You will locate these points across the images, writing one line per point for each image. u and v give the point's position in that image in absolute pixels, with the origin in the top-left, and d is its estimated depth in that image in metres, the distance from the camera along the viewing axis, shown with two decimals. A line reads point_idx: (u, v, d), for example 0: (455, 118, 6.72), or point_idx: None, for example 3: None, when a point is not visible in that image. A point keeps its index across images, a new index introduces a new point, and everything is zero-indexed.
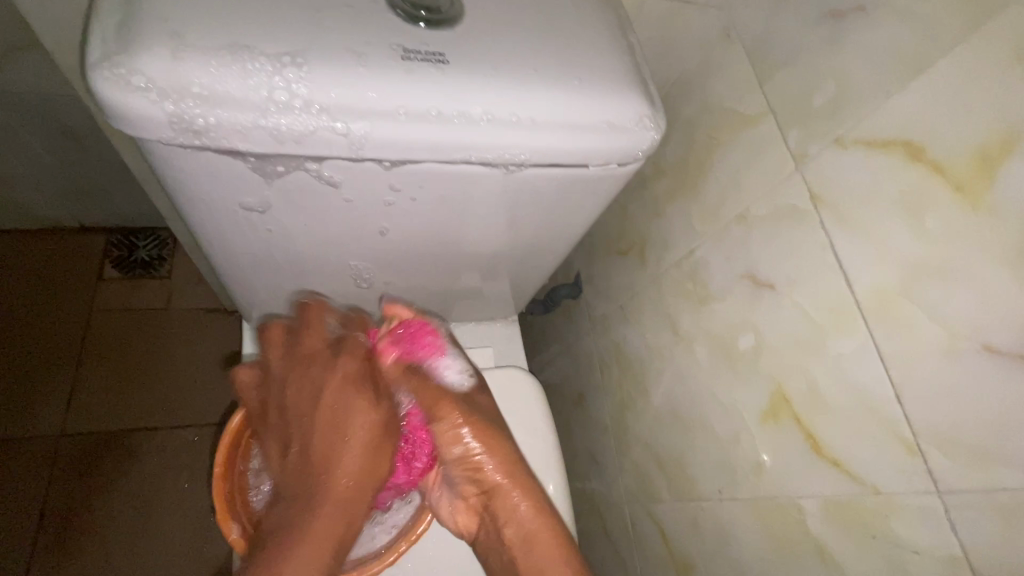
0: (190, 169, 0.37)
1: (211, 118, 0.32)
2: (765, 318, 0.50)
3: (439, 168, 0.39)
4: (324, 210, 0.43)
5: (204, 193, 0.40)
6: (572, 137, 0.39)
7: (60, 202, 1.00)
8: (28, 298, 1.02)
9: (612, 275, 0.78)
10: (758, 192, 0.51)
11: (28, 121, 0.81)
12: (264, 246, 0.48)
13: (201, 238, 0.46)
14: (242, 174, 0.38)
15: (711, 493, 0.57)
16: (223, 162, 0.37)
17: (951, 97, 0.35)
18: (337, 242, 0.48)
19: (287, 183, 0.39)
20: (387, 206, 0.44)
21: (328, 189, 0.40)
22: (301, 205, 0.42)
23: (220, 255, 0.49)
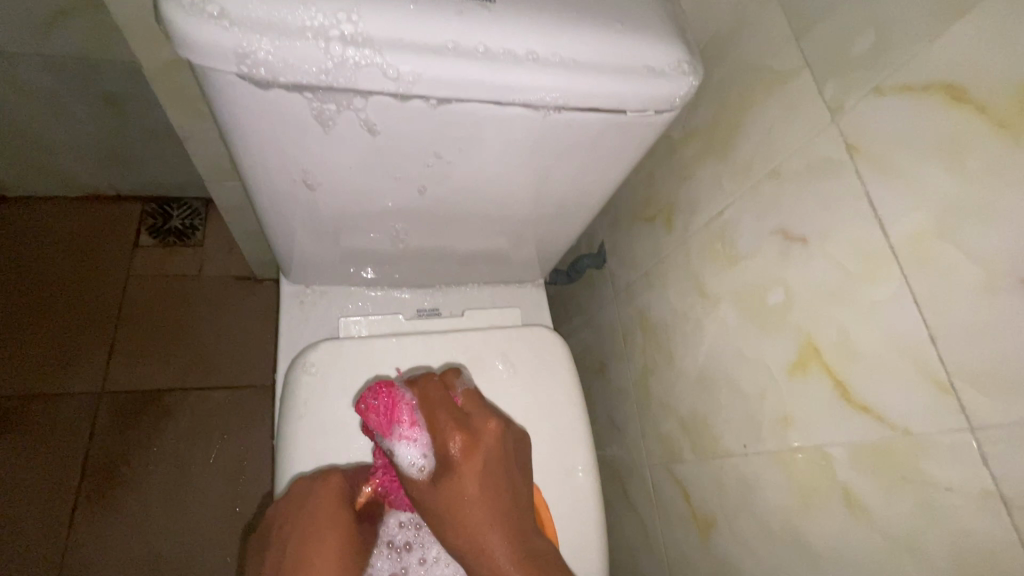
0: (245, 113, 0.38)
1: (273, 51, 0.33)
2: (796, 272, 0.51)
3: (481, 111, 0.40)
4: (367, 162, 0.44)
5: (256, 142, 0.41)
6: (610, 82, 0.40)
7: (100, 170, 1.03)
8: (70, 263, 1.06)
9: (636, 243, 0.79)
10: (790, 148, 0.52)
11: (72, 85, 0.84)
12: (308, 200, 0.49)
13: (247, 185, 0.48)
14: (295, 119, 0.39)
15: (734, 449, 0.58)
16: (277, 106, 0.38)
17: (997, 34, 0.35)
18: (376, 197, 0.50)
19: (336, 132, 0.41)
20: (430, 158, 0.45)
21: (371, 138, 0.41)
22: (347, 156, 0.43)
23: (264, 209, 0.51)
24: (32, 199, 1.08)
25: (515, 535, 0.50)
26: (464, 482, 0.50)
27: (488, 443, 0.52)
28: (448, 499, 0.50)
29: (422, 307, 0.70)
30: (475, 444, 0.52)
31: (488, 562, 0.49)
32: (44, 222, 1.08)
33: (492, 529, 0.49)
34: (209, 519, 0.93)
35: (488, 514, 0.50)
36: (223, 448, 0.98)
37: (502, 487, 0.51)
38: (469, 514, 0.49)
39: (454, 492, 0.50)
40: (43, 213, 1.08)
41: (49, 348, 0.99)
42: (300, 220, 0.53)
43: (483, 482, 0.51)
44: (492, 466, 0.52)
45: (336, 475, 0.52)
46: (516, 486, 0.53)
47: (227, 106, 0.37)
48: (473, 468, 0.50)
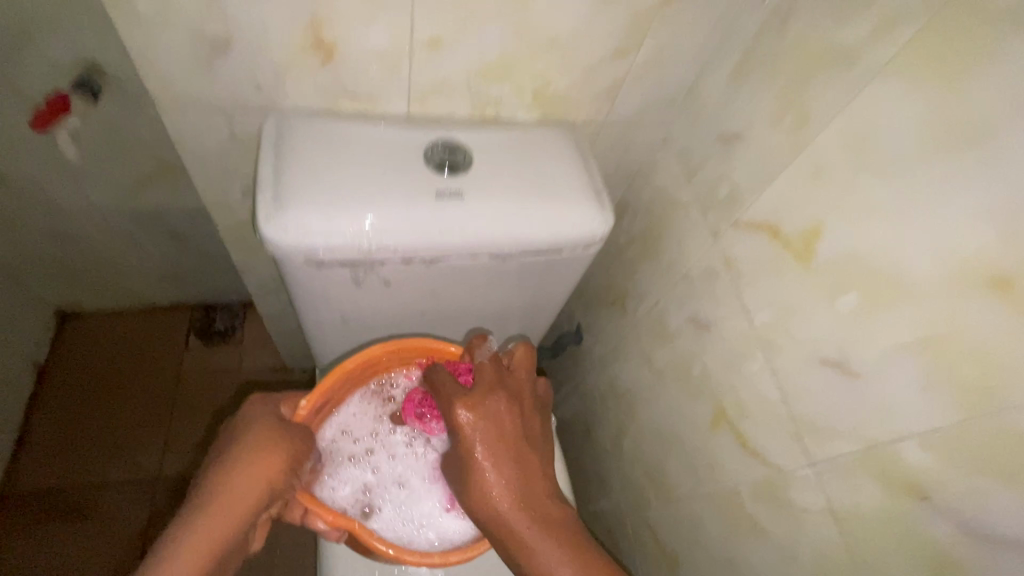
0: (306, 281, 0.57)
1: (328, 246, 0.53)
2: (706, 350, 0.67)
3: (459, 261, 0.59)
4: (386, 298, 0.64)
5: (312, 295, 0.60)
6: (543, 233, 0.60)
7: (160, 285, 1.24)
8: (130, 365, 1.25)
9: (604, 323, 0.96)
10: (694, 257, 0.70)
11: (149, 226, 1.06)
12: (344, 325, 0.68)
13: (300, 317, 0.67)
14: (339, 280, 0.58)
15: (684, 493, 0.72)
16: (328, 274, 0.57)
17: (790, 195, 0.53)
18: (391, 317, 0.69)
19: (365, 283, 0.60)
20: (430, 292, 0.64)
21: (385, 286, 0.61)
22: (372, 296, 0.63)
23: (311, 332, 0.69)
24: (100, 313, 1.28)
25: (521, 499, 0.52)
26: (469, 447, 0.53)
27: (484, 412, 0.54)
28: (467, 461, 0.53)
29: None
30: (475, 411, 0.54)
31: (504, 528, 0.51)
32: (109, 332, 1.27)
33: (498, 497, 0.52)
34: None
35: (493, 481, 0.52)
36: None
37: (502, 450, 0.53)
38: (477, 488, 0.53)
39: (466, 465, 0.54)
40: (108, 324, 1.28)
41: (114, 443, 1.16)
42: (335, 335, 0.71)
43: (482, 451, 0.53)
44: (488, 433, 0.54)
45: (256, 396, 0.56)
46: (523, 447, 0.55)
47: (293, 277, 0.57)
48: (481, 434, 0.53)
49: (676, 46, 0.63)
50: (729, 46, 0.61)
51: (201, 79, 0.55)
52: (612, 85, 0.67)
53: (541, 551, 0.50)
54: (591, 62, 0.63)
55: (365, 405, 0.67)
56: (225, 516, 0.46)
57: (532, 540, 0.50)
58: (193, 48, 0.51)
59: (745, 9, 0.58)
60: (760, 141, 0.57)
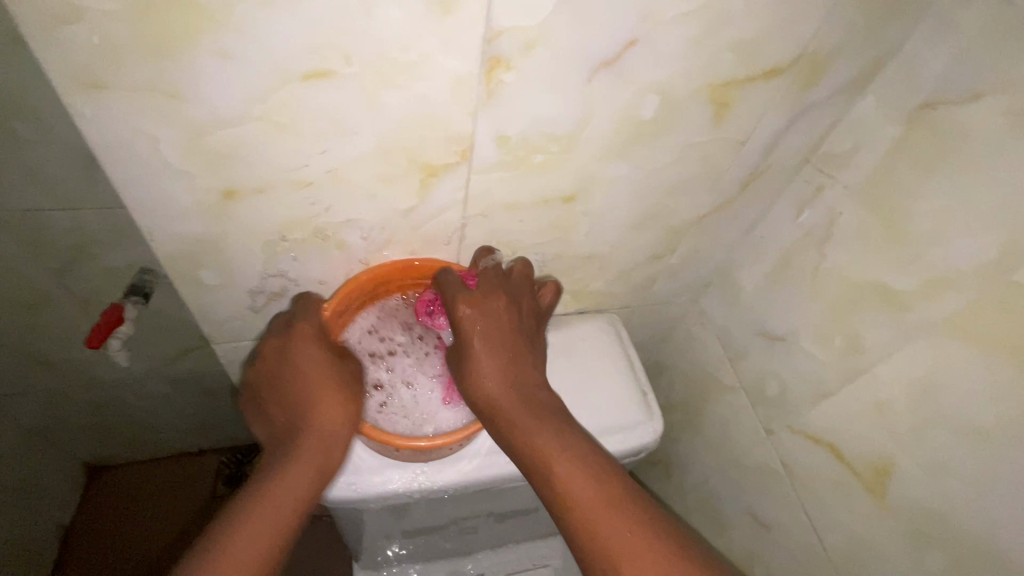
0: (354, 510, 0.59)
1: (378, 494, 0.55)
2: (770, 552, 0.64)
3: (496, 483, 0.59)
4: (429, 508, 0.66)
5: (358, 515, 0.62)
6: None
7: (190, 434, 1.23)
8: (161, 518, 1.24)
9: (646, 482, 0.93)
10: (743, 445, 0.68)
11: (183, 387, 1.06)
12: (387, 524, 0.69)
13: (343, 520, 0.67)
14: (386, 507, 0.60)
15: None
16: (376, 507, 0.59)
17: (849, 419, 0.52)
18: (435, 514, 0.70)
19: (412, 505, 0.62)
20: (470, 499, 0.66)
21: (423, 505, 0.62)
22: (416, 509, 0.64)
23: (352, 530, 0.70)
24: (127, 464, 1.26)
25: (527, 401, 0.51)
26: (474, 362, 0.51)
27: (487, 307, 0.52)
28: (468, 350, 0.51)
29: (470, 574, 0.83)
30: (472, 301, 0.51)
31: (502, 420, 0.50)
32: (136, 485, 1.25)
33: (498, 392, 0.51)
34: None
35: (489, 366, 0.51)
36: None
37: (503, 360, 0.52)
38: (472, 370, 0.51)
39: (463, 355, 0.52)
40: (135, 476, 1.26)
41: None
42: (377, 529, 0.72)
43: (487, 355, 0.51)
44: (496, 326, 0.52)
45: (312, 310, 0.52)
46: (523, 351, 0.54)
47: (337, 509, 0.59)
48: (480, 329, 0.51)
49: (708, 246, 0.64)
50: (762, 248, 0.62)
51: (253, 318, 0.57)
52: (647, 279, 0.68)
53: (549, 450, 0.48)
54: (627, 267, 0.64)
55: (391, 305, 0.56)
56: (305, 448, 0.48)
57: (568, 476, 0.46)
58: (249, 299, 0.53)
59: (776, 221, 0.59)
60: (805, 351, 0.57)
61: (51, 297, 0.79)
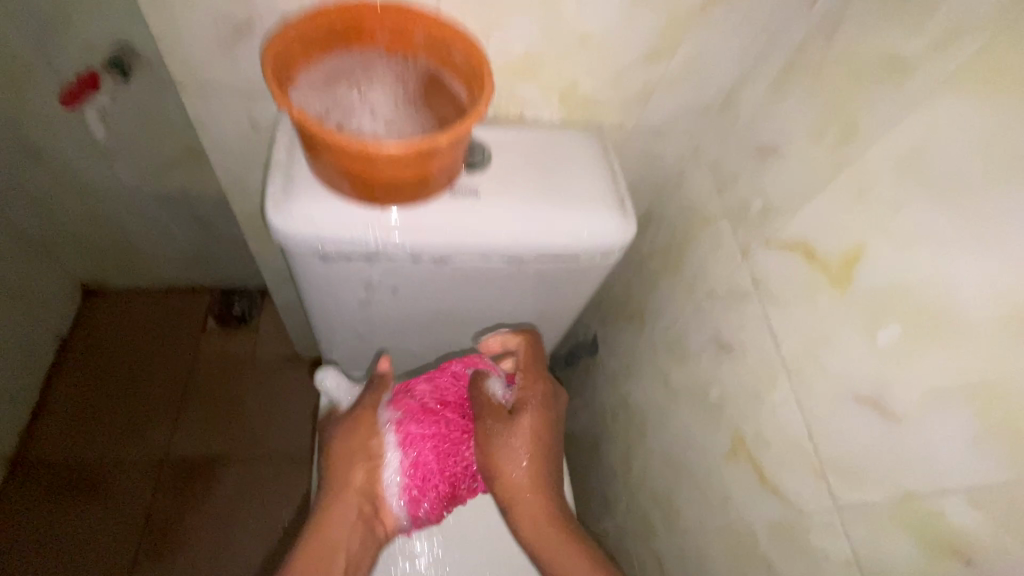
0: (318, 276, 0.57)
1: (334, 246, 0.52)
2: (726, 375, 0.63)
3: (465, 268, 0.58)
4: (394, 304, 0.64)
5: (328, 301, 0.62)
6: (550, 238, 0.56)
7: (183, 268, 1.25)
8: (146, 340, 1.25)
9: (621, 337, 0.93)
10: (720, 274, 0.66)
11: (173, 209, 1.06)
12: (355, 326, 0.69)
13: (310, 311, 0.66)
14: (350, 278, 0.57)
15: (692, 523, 0.68)
16: (339, 270, 0.56)
17: (827, 214, 0.49)
18: (409, 317, 0.68)
19: (378, 292, 0.61)
20: (437, 302, 0.64)
21: (394, 292, 0.61)
22: (391, 303, 0.64)
23: (323, 329, 0.70)
24: (124, 291, 1.29)
25: (548, 512, 0.63)
26: (507, 479, 0.63)
27: (543, 416, 0.64)
28: (518, 444, 0.62)
29: None
30: (541, 402, 0.64)
31: (532, 529, 0.63)
32: (130, 309, 1.28)
33: (532, 503, 0.63)
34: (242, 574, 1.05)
35: (518, 480, 0.63)
36: (253, 527, 1.09)
37: (527, 482, 0.63)
38: (516, 492, 0.63)
39: (508, 449, 0.62)
40: (131, 304, 1.29)
41: (128, 411, 1.17)
42: (346, 330, 0.71)
43: (516, 470, 0.63)
44: (540, 437, 0.63)
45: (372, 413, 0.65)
46: (546, 471, 0.64)
47: (304, 275, 0.57)
48: (536, 424, 0.63)
49: (714, 53, 0.60)
50: (773, 56, 0.58)
51: (222, 61, 0.54)
52: (644, 90, 0.64)
53: (561, 556, 0.61)
54: (622, 67, 0.60)
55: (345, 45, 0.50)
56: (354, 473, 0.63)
57: None
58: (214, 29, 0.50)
59: (791, 18, 0.55)
60: (799, 157, 0.53)
61: (28, 70, 0.77)
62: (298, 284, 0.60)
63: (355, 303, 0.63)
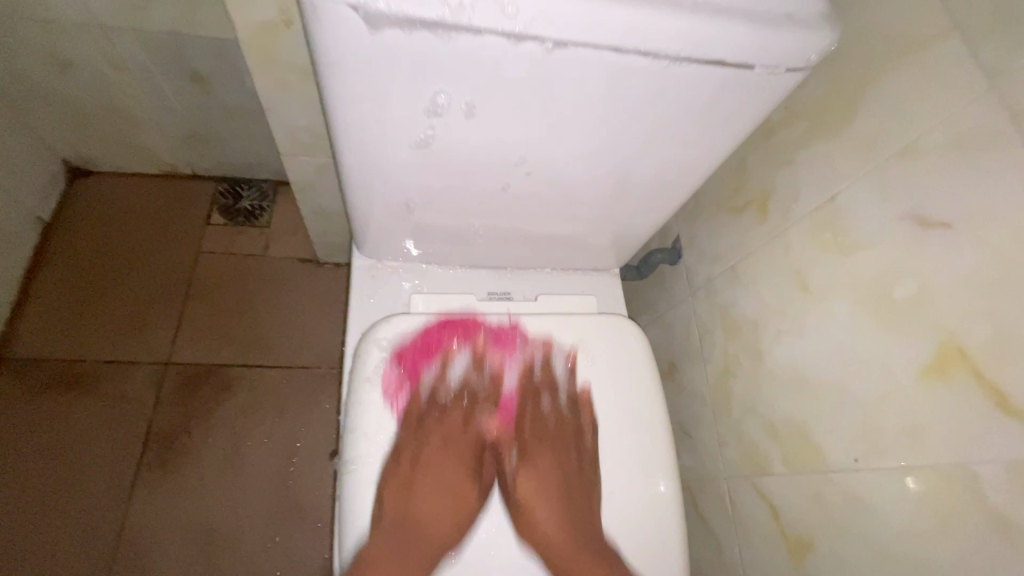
0: (361, 76, 0.37)
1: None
2: (932, 263, 0.45)
3: (584, 75, 0.38)
4: (465, 145, 0.44)
5: (368, 134, 0.43)
6: (727, 25, 0.36)
7: (179, 148, 1.05)
8: (141, 231, 1.08)
9: (719, 234, 0.73)
10: (931, 120, 0.45)
11: (162, 60, 0.86)
12: (400, 184, 0.50)
13: (340, 156, 0.47)
14: (409, 85, 0.38)
15: (843, 463, 0.52)
16: (392, 62, 0.36)
17: None
18: (478, 174, 0.49)
19: (446, 120, 0.41)
20: (524, 145, 0.45)
21: (467, 120, 0.41)
22: (463, 142, 0.44)
23: (356, 192, 0.51)
24: (115, 174, 1.11)
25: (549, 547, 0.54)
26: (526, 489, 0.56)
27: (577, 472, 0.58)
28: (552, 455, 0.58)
29: (492, 291, 0.67)
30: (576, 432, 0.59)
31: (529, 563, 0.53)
32: (122, 195, 1.10)
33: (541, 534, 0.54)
34: (259, 493, 0.93)
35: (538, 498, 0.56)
36: (272, 441, 0.96)
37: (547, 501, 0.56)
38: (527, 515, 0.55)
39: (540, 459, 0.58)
40: (122, 189, 1.11)
41: (124, 309, 1.02)
42: (389, 196, 0.52)
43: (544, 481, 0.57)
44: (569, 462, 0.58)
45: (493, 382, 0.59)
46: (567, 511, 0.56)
47: (337, 76, 0.37)
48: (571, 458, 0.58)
49: None
50: None
51: None
52: None
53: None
54: None
55: None
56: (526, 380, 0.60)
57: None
58: None
59: None
60: None
61: None
62: (326, 98, 0.41)
63: (409, 140, 0.43)
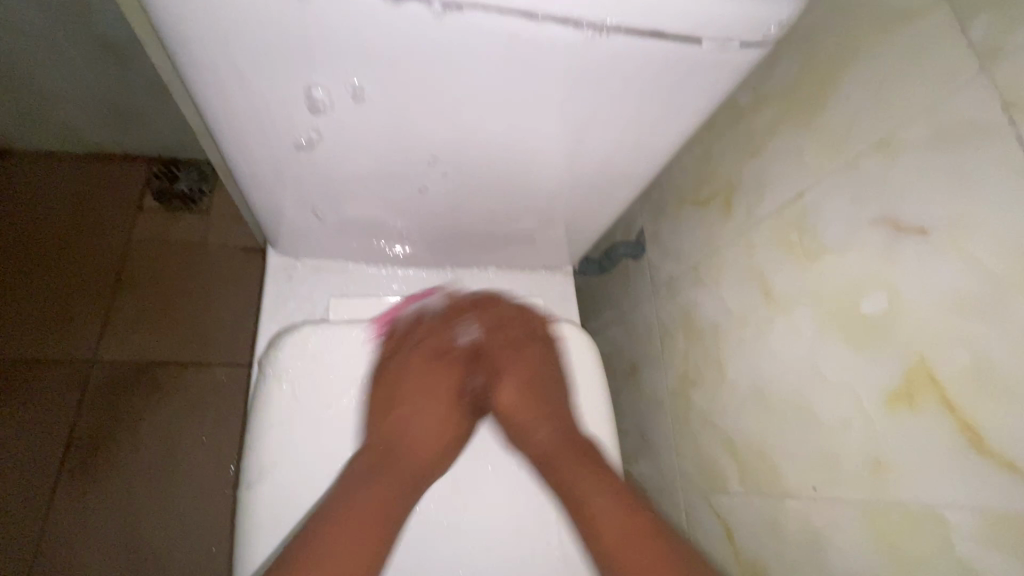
0: (210, 52, 0.30)
1: None
2: (905, 274, 0.39)
3: (489, 49, 0.30)
4: (364, 137, 0.37)
5: (245, 124, 0.35)
6: None
7: (104, 126, 0.96)
8: (65, 217, 0.99)
9: (683, 230, 0.67)
10: (911, 107, 0.39)
11: (65, 24, 0.77)
12: (300, 180, 0.42)
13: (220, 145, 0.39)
14: (273, 60, 0.30)
15: (802, 490, 0.48)
16: (243, 30, 0.29)
17: None
18: (388, 170, 0.42)
19: (333, 109, 0.34)
20: (436, 133, 0.37)
21: (356, 106, 0.34)
22: (360, 135, 0.37)
23: (251, 188, 0.44)
24: (37, 154, 1.01)
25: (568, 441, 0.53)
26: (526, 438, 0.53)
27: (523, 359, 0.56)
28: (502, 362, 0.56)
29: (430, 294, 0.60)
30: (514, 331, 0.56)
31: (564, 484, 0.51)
32: (43, 176, 1.00)
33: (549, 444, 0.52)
34: (193, 501, 0.86)
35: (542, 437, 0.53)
36: (209, 445, 0.90)
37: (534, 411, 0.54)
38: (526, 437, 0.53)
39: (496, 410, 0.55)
40: (44, 170, 1.01)
41: (45, 303, 0.93)
42: (291, 194, 0.45)
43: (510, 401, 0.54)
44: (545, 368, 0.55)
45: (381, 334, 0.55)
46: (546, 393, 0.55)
47: (182, 48, 0.30)
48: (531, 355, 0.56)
49: None
50: None
51: None
52: None
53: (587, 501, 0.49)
54: None
55: None
56: (534, 345, 0.56)
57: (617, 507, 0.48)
58: None
59: None
60: None
61: None
62: (182, 77, 0.33)
63: (294, 129, 0.36)
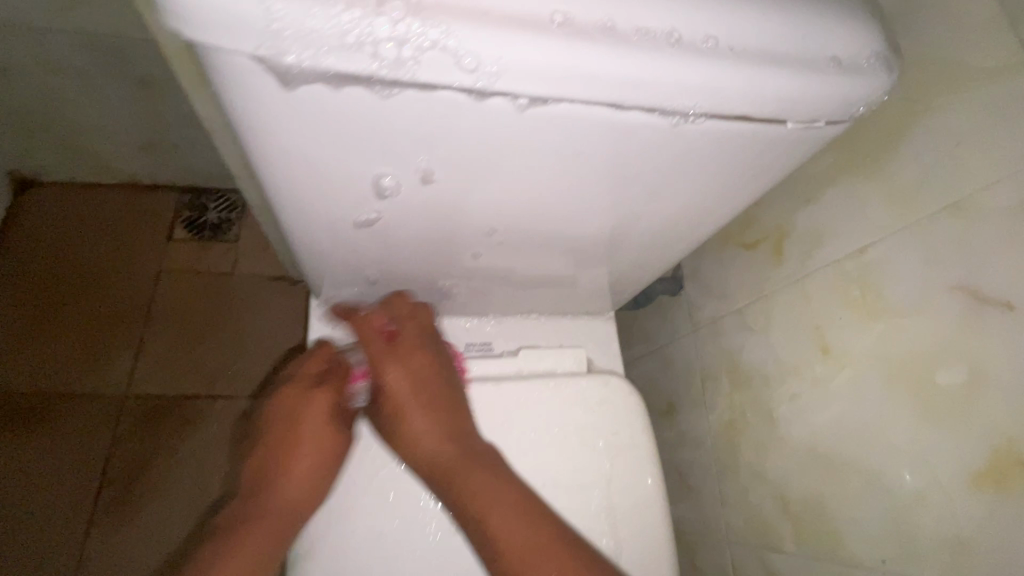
0: (283, 142, 0.29)
1: (301, 50, 0.23)
2: (988, 348, 0.37)
3: (567, 133, 0.29)
4: (426, 210, 0.36)
5: (305, 201, 0.35)
6: (757, 73, 0.28)
7: (136, 158, 0.97)
8: (97, 248, 0.99)
9: (726, 271, 0.65)
10: (993, 173, 0.38)
11: (104, 64, 0.77)
12: (353, 246, 0.42)
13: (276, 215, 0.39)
14: (347, 149, 0.30)
15: (868, 560, 0.46)
16: (321, 123, 0.28)
17: None
18: (445, 238, 0.41)
19: (400, 193, 0.34)
20: (498, 206, 0.36)
21: (424, 187, 0.33)
22: (422, 210, 0.36)
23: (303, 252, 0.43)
24: (68, 185, 1.02)
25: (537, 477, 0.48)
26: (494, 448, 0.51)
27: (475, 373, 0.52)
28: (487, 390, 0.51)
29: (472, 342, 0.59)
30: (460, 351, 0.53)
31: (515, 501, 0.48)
32: (75, 207, 1.01)
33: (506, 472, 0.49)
34: None
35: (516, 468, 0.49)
36: None
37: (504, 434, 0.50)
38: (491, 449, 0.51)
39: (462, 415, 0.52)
40: (76, 201, 1.02)
41: (78, 335, 0.94)
42: (342, 257, 0.44)
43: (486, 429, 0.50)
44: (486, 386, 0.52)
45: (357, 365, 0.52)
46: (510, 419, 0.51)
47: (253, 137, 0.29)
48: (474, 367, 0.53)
49: None
50: None
51: None
52: None
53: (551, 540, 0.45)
54: None
55: None
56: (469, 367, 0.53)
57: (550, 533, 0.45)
58: None
59: None
60: None
61: None
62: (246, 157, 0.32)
63: (356, 205, 0.35)
